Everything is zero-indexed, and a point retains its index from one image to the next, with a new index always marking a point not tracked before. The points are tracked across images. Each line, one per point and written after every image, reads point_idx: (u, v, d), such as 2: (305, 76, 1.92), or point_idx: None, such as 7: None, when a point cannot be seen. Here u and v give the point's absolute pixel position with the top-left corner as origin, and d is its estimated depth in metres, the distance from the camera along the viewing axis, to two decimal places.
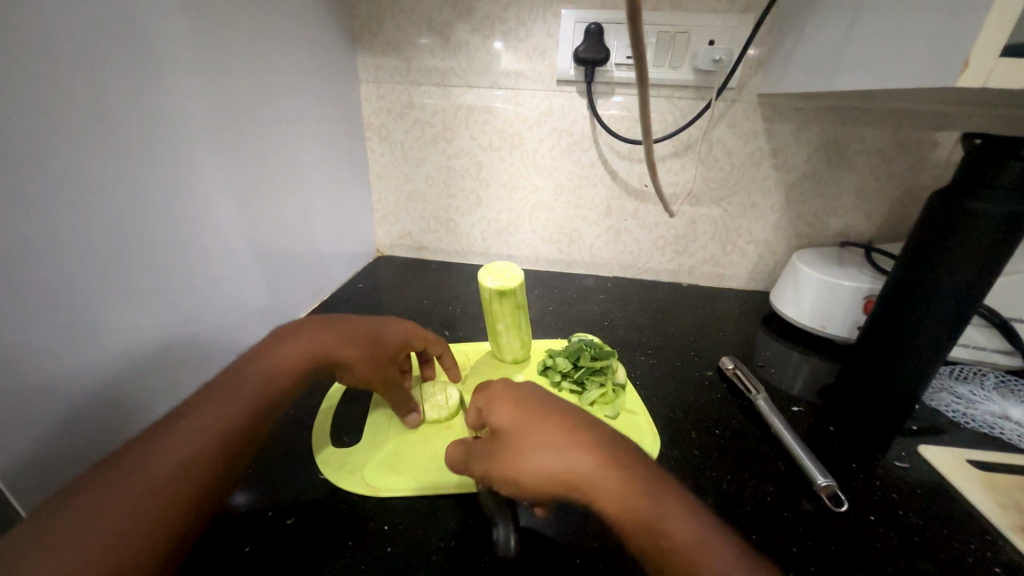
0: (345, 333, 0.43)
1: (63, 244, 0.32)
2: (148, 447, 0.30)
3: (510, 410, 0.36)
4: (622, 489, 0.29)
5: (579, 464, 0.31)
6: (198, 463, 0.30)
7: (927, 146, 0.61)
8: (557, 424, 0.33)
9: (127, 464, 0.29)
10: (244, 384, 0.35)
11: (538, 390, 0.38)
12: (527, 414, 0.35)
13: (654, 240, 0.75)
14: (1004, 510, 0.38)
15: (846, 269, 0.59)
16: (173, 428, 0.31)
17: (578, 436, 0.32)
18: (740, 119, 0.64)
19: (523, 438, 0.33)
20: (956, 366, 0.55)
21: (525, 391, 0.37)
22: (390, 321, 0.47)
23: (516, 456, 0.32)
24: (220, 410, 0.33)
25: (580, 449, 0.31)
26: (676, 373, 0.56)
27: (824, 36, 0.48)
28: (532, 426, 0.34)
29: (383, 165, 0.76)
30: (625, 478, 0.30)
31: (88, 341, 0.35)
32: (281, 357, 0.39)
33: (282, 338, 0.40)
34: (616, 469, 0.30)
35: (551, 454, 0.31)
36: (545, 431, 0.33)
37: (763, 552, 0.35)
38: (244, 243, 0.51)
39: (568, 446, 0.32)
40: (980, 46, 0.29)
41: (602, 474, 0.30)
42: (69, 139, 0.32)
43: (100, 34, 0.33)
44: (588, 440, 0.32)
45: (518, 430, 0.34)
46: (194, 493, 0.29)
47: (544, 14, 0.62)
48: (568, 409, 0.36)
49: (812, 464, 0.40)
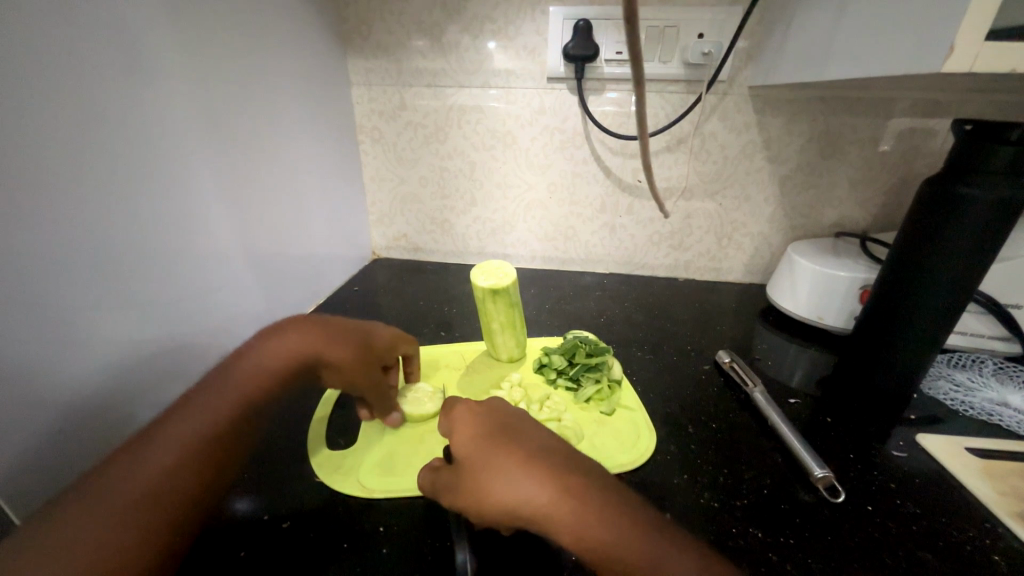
0: (332, 334, 0.43)
1: (60, 255, 0.33)
2: (137, 453, 0.30)
3: (470, 439, 0.35)
4: (578, 523, 0.29)
5: (534, 496, 0.30)
6: (185, 468, 0.31)
7: (922, 135, 0.61)
8: (513, 454, 0.32)
9: (115, 473, 0.29)
10: (231, 387, 0.35)
11: (499, 413, 0.37)
12: (485, 444, 0.34)
13: (649, 235, 0.75)
14: (1003, 497, 0.38)
15: (841, 259, 0.59)
16: (155, 433, 0.31)
17: (533, 469, 0.31)
18: (732, 112, 0.63)
19: (479, 472, 0.32)
20: (953, 353, 0.55)
21: (485, 417, 0.36)
22: (373, 325, 0.48)
23: (476, 491, 0.32)
24: (205, 415, 0.33)
25: (536, 480, 0.30)
26: (673, 368, 0.56)
27: (812, 26, 0.47)
28: (489, 457, 0.33)
29: (377, 168, 0.76)
30: (581, 509, 0.29)
31: (83, 348, 0.35)
32: (264, 359, 0.38)
33: (267, 338, 0.40)
34: (572, 501, 0.29)
35: (508, 490, 0.30)
36: (501, 463, 0.32)
37: (761, 544, 0.35)
38: (238, 249, 0.51)
39: (522, 478, 0.31)
40: (966, 31, 0.29)
41: (559, 508, 0.29)
42: (60, 151, 0.32)
43: (90, 46, 0.34)
44: (543, 471, 0.31)
45: (474, 464, 0.33)
46: (181, 500, 0.30)
47: (533, 12, 0.62)
48: (527, 434, 0.35)
49: (808, 455, 0.40)
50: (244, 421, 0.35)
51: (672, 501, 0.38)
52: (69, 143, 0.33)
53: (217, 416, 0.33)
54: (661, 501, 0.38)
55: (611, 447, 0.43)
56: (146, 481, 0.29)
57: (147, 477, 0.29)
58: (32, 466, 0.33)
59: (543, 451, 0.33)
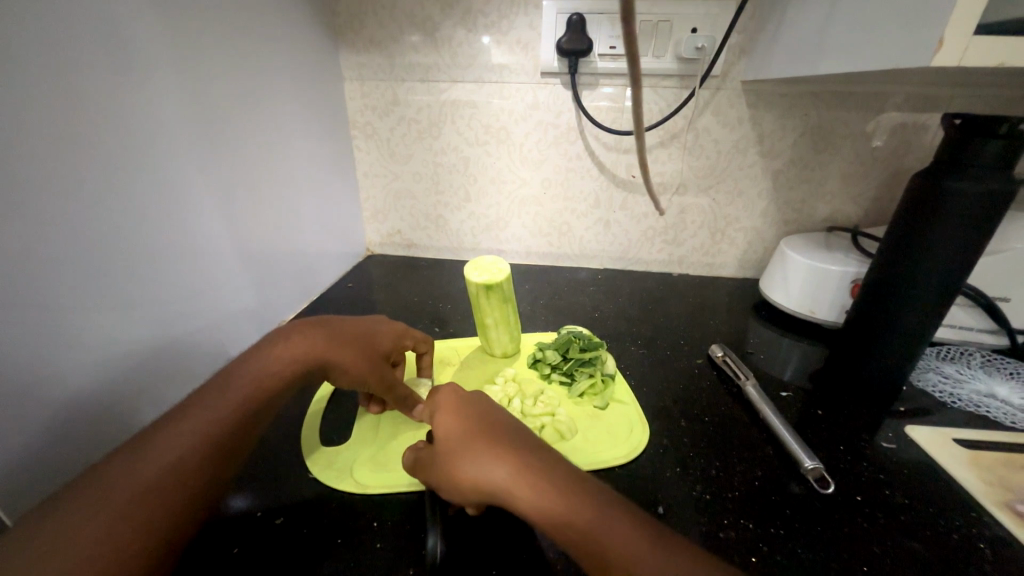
0: (336, 335, 0.43)
1: (51, 255, 0.32)
2: (138, 451, 0.30)
3: (445, 417, 0.36)
4: (529, 494, 0.29)
5: (490, 470, 0.31)
6: (191, 465, 0.31)
7: (913, 130, 0.61)
8: (480, 434, 0.33)
9: (115, 471, 0.29)
10: (231, 389, 0.35)
11: (479, 395, 0.38)
12: (461, 424, 0.35)
13: (643, 231, 0.75)
14: (990, 487, 0.39)
15: (832, 253, 0.59)
16: (158, 433, 0.31)
17: (495, 447, 0.32)
18: (725, 107, 0.63)
19: (451, 448, 0.34)
20: (943, 346, 0.56)
21: (463, 398, 0.37)
22: (379, 323, 0.48)
23: (447, 466, 0.33)
24: (209, 413, 0.33)
25: (500, 456, 0.31)
26: (667, 363, 0.56)
27: (805, 21, 0.47)
28: (458, 436, 0.34)
29: (370, 163, 0.76)
30: (540, 484, 0.30)
31: (73, 347, 0.35)
32: (270, 361, 0.38)
33: (278, 339, 0.40)
34: (530, 475, 0.30)
35: (469, 464, 0.32)
36: (468, 440, 0.33)
37: (751, 535, 0.35)
38: (231, 246, 0.51)
39: (488, 453, 0.32)
40: (956, 24, 0.29)
41: (513, 482, 0.30)
42: (49, 148, 0.32)
43: (81, 40, 0.33)
44: (505, 449, 0.32)
45: (448, 440, 0.34)
46: (182, 496, 0.30)
47: (526, 6, 0.61)
48: (503, 418, 0.36)
49: (800, 446, 0.41)
50: (245, 423, 0.35)
51: (664, 494, 0.38)
52: (64, 141, 0.33)
53: (218, 417, 0.34)
54: (653, 494, 0.39)
55: (605, 440, 0.44)
56: (145, 480, 0.29)
57: (146, 476, 0.29)
58: (24, 465, 0.32)
59: (514, 433, 0.34)
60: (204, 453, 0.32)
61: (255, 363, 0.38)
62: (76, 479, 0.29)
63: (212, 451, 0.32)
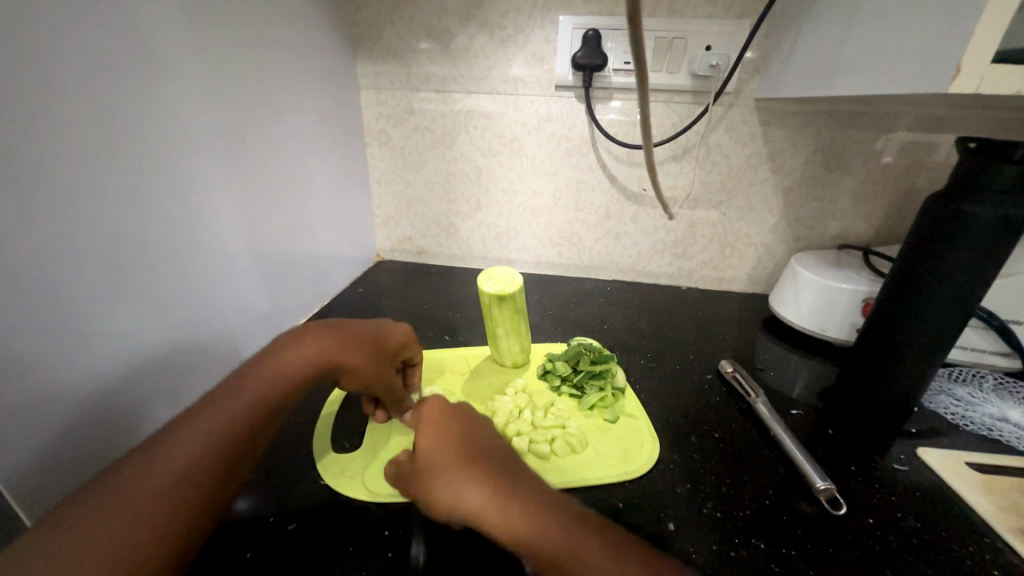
0: (346, 339, 0.43)
1: (67, 255, 0.33)
2: (151, 453, 0.31)
3: (431, 433, 0.36)
4: (503, 514, 0.30)
5: (466, 493, 0.31)
6: (201, 466, 0.31)
7: (925, 149, 0.62)
8: (460, 455, 0.34)
9: (127, 472, 0.29)
10: (243, 392, 0.36)
11: (467, 413, 0.39)
12: (443, 434, 0.36)
13: (653, 244, 0.75)
14: (1003, 513, 0.38)
15: (843, 272, 0.59)
16: (171, 435, 0.32)
17: (472, 471, 0.32)
18: (737, 123, 0.64)
19: (432, 455, 0.35)
20: (954, 367, 0.56)
21: (452, 416, 0.38)
22: (385, 324, 0.48)
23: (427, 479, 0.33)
24: (220, 416, 0.34)
25: (473, 479, 0.32)
26: (677, 377, 0.56)
27: (818, 42, 0.48)
28: (441, 452, 0.34)
29: (384, 171, 0.77)
30: (508, 504, 0.30)
31: (87, 350, 0.35)
32: (281, 362, 0.39)
33: (289, 342, 0.40)
34: (504, 501, 0.30)
35: (446, 482, 0.32)
36: (450, 460, 0.33)
37: (762, 555, 0.35)
38: (245, 249, 0.52)
39: (461, 474, 0.32)
40: (971, 54, 0.29)
41: (485, 505, 0.31)
42: (72, 150, 0.33)
43: (107, 52, 0.35)
44: (481, 474, 0.32)
45: (431, 448, 0.35)
46: (193, 497, 0.30)
47: (542, 21, 0.62)
48: (484, 437, 0.36)
49: (811, 467, 0.41)
50: (255, 425, 0.35)
51: (673, 511, 0.38)
52: (82, 142, 0.33)
53: (229, 419, 0.34)
54: (662, 511, 0.38)
55: (614, 455, 0.44)
56: (156, 481, 0.29)
57: (155, 479, 0.29)
58: (39, 465, 0.33)
59: (492, 453, 0.34)
60: (215, 454, 0.32)
61: (265, 364, 0.38)
62: (90, 482, 0.29)
63: (223, 453, 0.32)
